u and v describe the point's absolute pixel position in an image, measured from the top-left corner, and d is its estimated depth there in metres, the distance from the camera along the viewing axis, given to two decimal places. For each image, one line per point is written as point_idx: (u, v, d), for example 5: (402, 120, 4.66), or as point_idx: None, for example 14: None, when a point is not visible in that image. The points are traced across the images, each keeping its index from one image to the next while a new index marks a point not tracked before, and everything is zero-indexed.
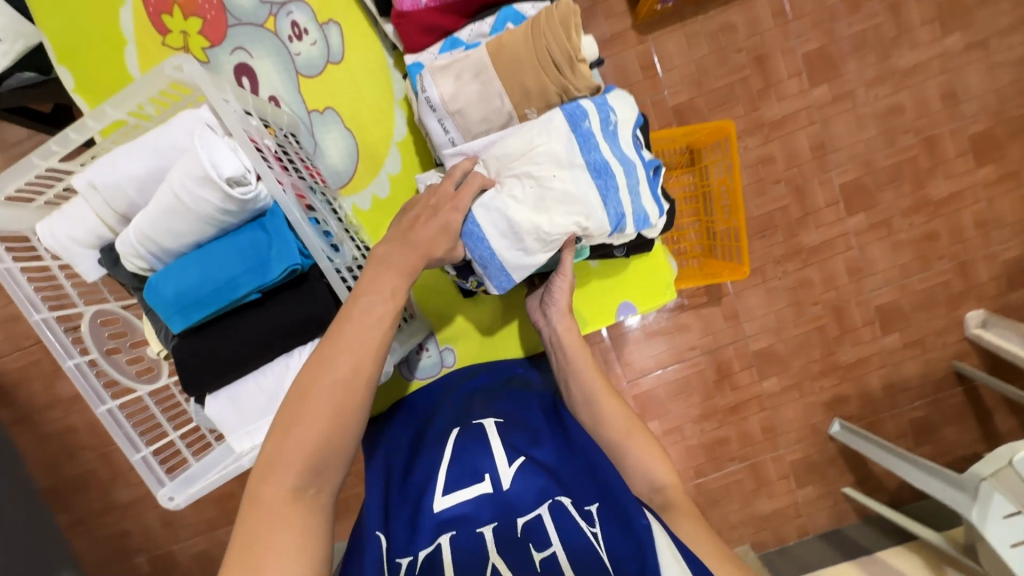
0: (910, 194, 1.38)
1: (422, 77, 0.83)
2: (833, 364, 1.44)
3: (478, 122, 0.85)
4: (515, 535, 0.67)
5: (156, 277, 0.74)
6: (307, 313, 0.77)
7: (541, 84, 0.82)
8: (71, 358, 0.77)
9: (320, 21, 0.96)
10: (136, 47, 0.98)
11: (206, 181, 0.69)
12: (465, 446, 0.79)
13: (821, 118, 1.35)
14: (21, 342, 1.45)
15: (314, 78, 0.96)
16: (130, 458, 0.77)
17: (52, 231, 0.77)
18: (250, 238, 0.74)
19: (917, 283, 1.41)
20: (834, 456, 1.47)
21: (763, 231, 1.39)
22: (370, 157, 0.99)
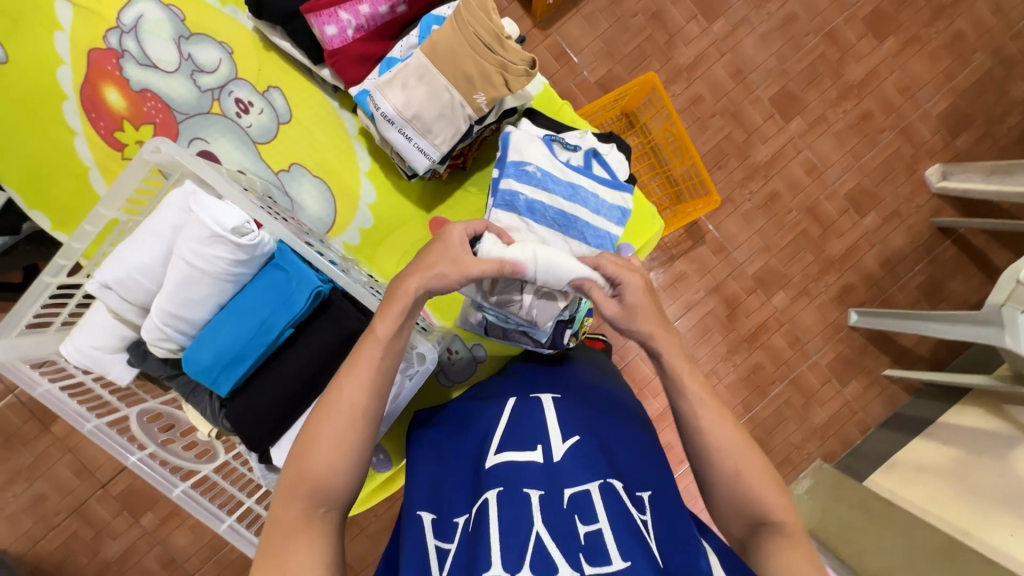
0: (833, 86, 1.47)
1: (372, 95, 0.84)
2: (828, 260, 1.49)
3: (435, 120, 0.84)
4: (560, 509, 0.60)
5: (191, 348, 0.75)
6: (347, 330, 0.79)
7: (481, 68, 0.82)
8: (133, 455, 0.76)
9: (261, 90, 0.99)
10: (98, 170, 1.00)
11: (214, 239, 0.73)
12: (520, 419, 0.73)
13: (730, 47, 1.44)
14: (53, 520, 1.42)
15: (272, 142, 1.00)
16: (218, 529, 0.78)
17: (75, 345, 0.78)
18: (270, 279, 0.77)
19: (872, 160, 1.49)
20: (863, 344, 1.51)
21: (719, 162, 1.46)
22: (346, 195, 1.01)
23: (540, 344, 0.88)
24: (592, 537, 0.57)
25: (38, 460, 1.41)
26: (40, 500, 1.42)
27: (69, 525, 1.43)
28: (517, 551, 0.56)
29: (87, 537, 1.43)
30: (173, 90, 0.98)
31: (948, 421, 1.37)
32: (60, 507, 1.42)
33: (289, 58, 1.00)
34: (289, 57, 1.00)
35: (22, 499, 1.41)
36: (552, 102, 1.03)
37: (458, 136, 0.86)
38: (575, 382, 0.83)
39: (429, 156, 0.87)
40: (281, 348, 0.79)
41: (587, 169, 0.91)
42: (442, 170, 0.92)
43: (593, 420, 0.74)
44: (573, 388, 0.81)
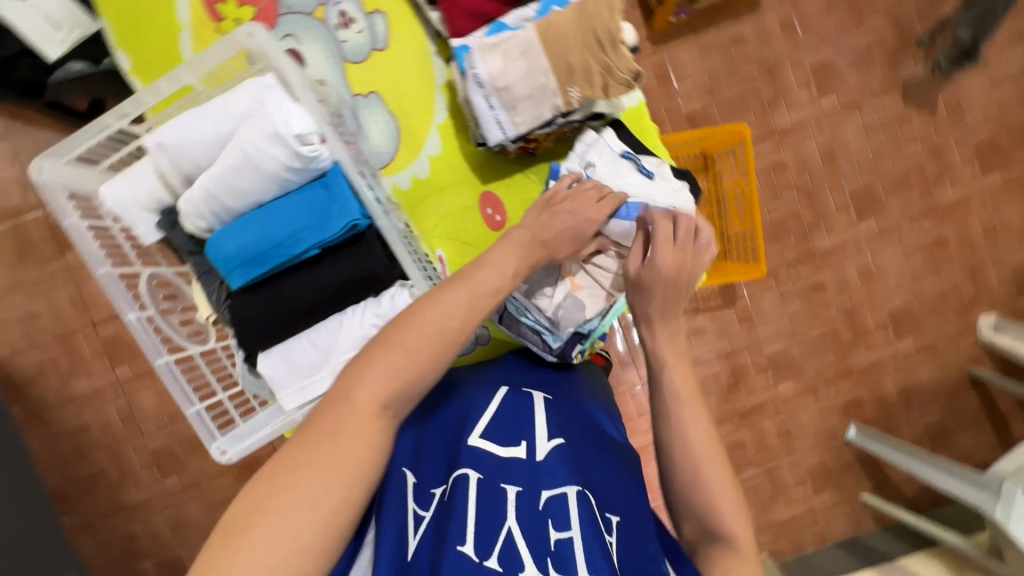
0: (920, 200, 1.42)
1: (472, 52, 0.83)
2: (848, 367, 1.45)
3: (523, 99, 0.84)
4: (534, 509, 0.60)
5: (219, 234, 0.76)
6: (369, 271, 0.80)
7: (586, 64, 0.81)
8: (133, 312, 0.79)
9: (366, 11, 0.99)
10: (190, 33, 1.01)
11: (278, 139, 0.74)
12: (507, 414, 0.72)
13: (830, 126, 1.39)
14: (38, 340, 1.48)
15: (359, 63, 1.00)
16: (186, 410, 0.81)
17: (112, 192, 0.80)
18: (312, 196, 0.78)
19: (929, 287, 1.44)
20: (850, 461, 1.47)
21: (776, 235, 1.42)
22: (410, 138, 1.00)
23: (548, 350, 0.87)
24: (562, 544, 0.57)
25: (43, 279, 1.46)
26: (32, 318, 1.48)
27: (51, 348, 1.49)
28: (489, 538, 0.57)
29: (63, 365, 1.49)
30: None
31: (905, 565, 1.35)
32: (49, 330, 1.48)
33: None
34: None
35: (17, 310, 1.47)
36: (641, 118, 0.99)
37: (539, 122, 0.85)
38: (569, 391, 0.83)
39: (505, 131, 0.85)
40: (302, 265, 0.80)
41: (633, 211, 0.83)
42: (510, 148, 0.91)
43: (583, 429, 0.73)
44: (566, 396, 0.81)
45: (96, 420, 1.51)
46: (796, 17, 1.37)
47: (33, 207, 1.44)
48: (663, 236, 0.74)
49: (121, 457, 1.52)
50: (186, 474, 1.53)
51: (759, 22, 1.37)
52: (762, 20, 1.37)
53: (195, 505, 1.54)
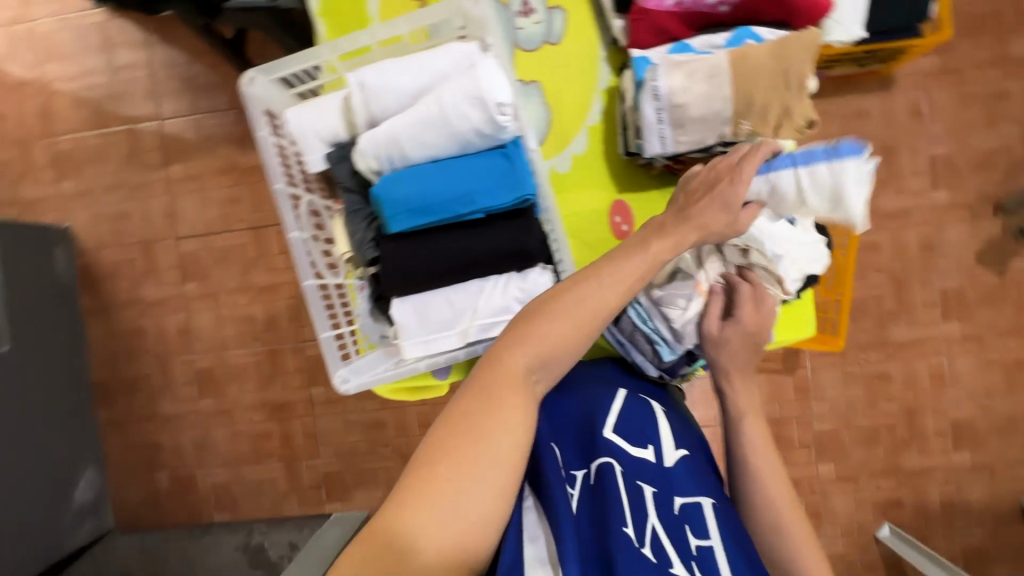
0: (1012, 316, 1.37)
1: (656, 66, 0.89)
2: (896, 466, 1.41)
3: (695, 119, 0.89)
4: (671, 512, 0.66)
5: (393, 179, 0.80)
6: (523, 245, 0.81)
7: (768, 101, 0.87)
8: (297, 230, 0.86)
9: (548, 5, 1.03)
10: None
11: (478, 102, 0.78)
12: (635, 414, 0.77)
13: (936, 220, 1.37)
14: (122, 240, 1.56)
15: (530, 52, 1.03)
16: (321, 333, 0.87)
17: (301, 118, 0.85)
18: (491, 161, 0.80)
19: (1001, 407, 1.38)
20: (875, 561, 1.42)
21: (854, 313, 1.39)
22: (559, 133, 1.03)
23: (657, 363, 0.89)
24: (703, 548, 0.62)
25: (143, 185, 1.55)
26: (122, 218, 1.55)
27: (132, 250, 1.56)
28: (643, 528, 0.61)
29: (139, 268, 1.57)
30: None
31: None
32: (134, 234, 1.56)
33: None
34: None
35: (111, 208, 1.56)
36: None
37: (699, 146, 0.91)
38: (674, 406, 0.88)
39: (664, 146, 0.92)
40: (460, 226, 0.82)
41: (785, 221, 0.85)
42: (658, 162, 0.97)
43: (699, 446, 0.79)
44: (672, 409, 0.85)
45: (153, 327, 1.57)
46: (924, 104, 1.36)
47: (151, 117, 1.53)
48: (743, 300, 0.84)
49: (167, 367, 1.58)
50: (220, 398, 1.58)
51: (887, 101, 1.36)
52: (891, 100, 1.36)
53: (223, 432, 1.58)
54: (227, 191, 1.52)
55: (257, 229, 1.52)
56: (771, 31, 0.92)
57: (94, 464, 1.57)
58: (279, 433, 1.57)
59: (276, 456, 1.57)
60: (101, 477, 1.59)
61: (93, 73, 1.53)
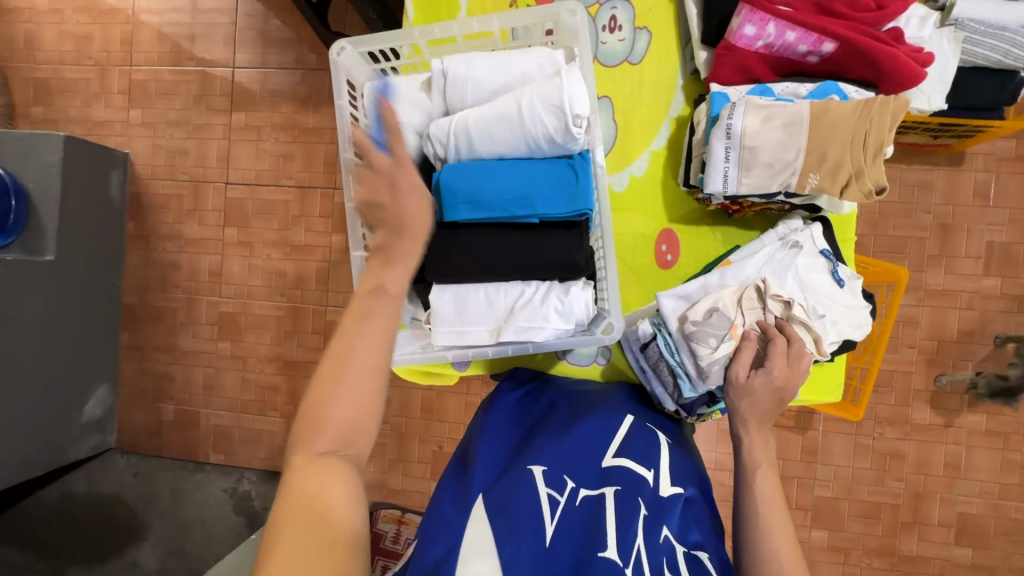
0: None
1: (735, 105, 0.83)
2: (891, 548, 1.37)
3: (762, 164, 0.82)
4: (656, 540, 0.56)
5: (451, 172, 0.78)
6: (570, 257, 0.79)
7: (840, 159, 0.80)
8: (361, 249, 0.86)
9: (636, 25, 0.99)
10: None
11: (556, 111, 0.75)
12: (641, 441, 0.70)
13: (981, 306, 1.32)
14: (177, 174, 1.61)
15: (608, 67, 0.99)
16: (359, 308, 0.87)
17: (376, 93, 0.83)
18: (553, 172, 0.77)
19: (1015, 511, 1.33)
20: None
21: (879, 385, 1.36)
22: (622, 151, 0.99)
23: None
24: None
25: (205, 125, 1.59)
26: (179, 154, 1.61)
27: (183, 187, 1.61)
28: (627, 545, 0.54)
29: (186, 205, 1.61)
30: None
31: None
32: (186, 170, 1.60)
33: (680, 19, 0.97)
34: (681, 19, 0.97)
35: (169, 144, 1.61)
36: (846, 228, 0.95)
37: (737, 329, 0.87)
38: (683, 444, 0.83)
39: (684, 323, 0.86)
40: (512, 227, 0.80)
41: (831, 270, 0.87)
42: (715, 201, 0.90)
43: None
44: (681, 446, 0.79)
45: (187, 262, 1.62)
46: (993, 187, 1.31)
47: (225, 63, 1.57)
48: (777, 352, 0.78)
49: (193, 305, 1.62)
50: (238, 342, 1.61)
51: (954, 177, 1.32)
52: (958, 177, 1.32)
53: (233, 376, 1.61)
54: (282, 146, 1.56)
55: (304, 189, 1.56)
56: (856, 90, 0.86)
57: (109, 381, 1.62)
58: (282, 390, 1.60)
59: (279, 412, 1.60)
60: (113, 396, 1.64)
61: (178, 12, 1.58)
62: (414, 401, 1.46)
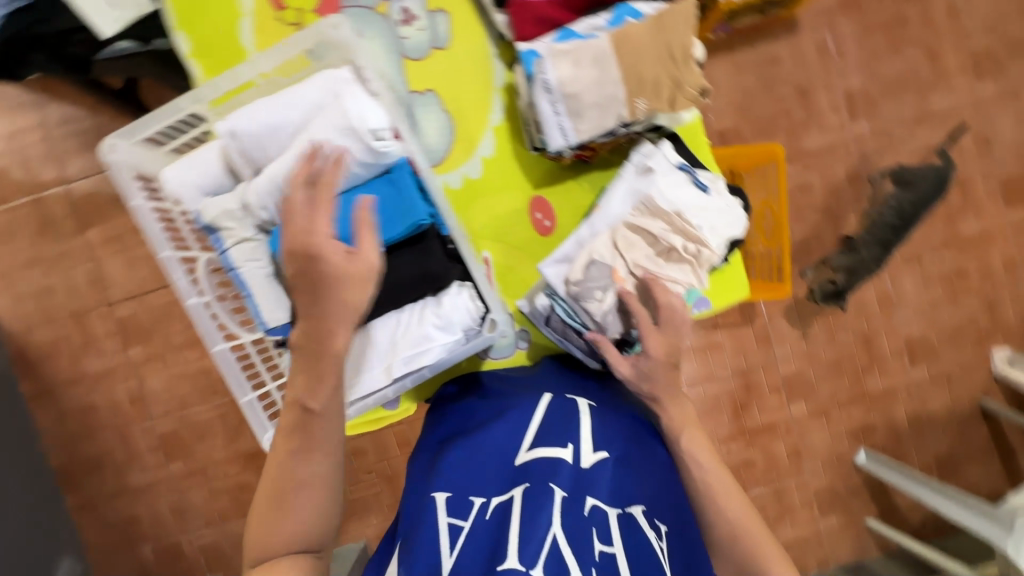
0: (942, 231, 1.43)
1: (541, 58, 0.83)
2: (862, 392, 1.46)
3: (591, 106, 0.84)
4: (579, 515, 0.57)
5: (284, 230, 0.80)
6: (426, 268, 0.82)
7: (656, 77, 0.83)
8: (219, 342, 0.81)
9: (429, 10, 1.00)
10: (251, 21, 0.98)
11: (351, 132, 0.78)
12: (556, 417, 0.70)
13: (859, 151, 1.40)
14: (53, 315, 1.47)
15: (418, 62, 1.00)
16: (239, 399, 0.82)
17: (177, 176, 0.82)
18: (380, 193, 0.81)
19: (948, 317, 1.45)
20: (857, 486, 1.48)
21: (800, 255, 1.42)
22: (465, 139, 1.00)
23: None
24: (606, 556, 0.55)
25: (61, 256, 1.45)
26: (47, 294, 1.47)
27: (66, 326, 1.48)
28: (534, 544, 0.54)
29: (77, 343, 1.48)
30: None
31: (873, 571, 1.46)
32: (62, 307, 1.47)
33: None
34: None
35: (32, 288, 1.46)
36: (697, 135, 0.96)
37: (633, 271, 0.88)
38: (607, 396, 0.83)
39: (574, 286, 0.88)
40: None
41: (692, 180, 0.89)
42: (567, 155, 0.91)
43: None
44: (603, 397, 0.80)
45: (105, 400, 1.50)
46: (831, 40, 1.38)
47: (56, 183, 1.43)
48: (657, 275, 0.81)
49: (128, 440, 1.51)
50: (192, 458, 1.51)
51: (795, 44, 1.38)
52: (798, 42, 1.38)
53: (199, 492, 1.52)
54: None
55: None
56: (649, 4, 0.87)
57: (72, 551, 1.49)
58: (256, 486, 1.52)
59: None
60: (82, 564, 1.52)
61: None
62: (389, 442, 1.42)
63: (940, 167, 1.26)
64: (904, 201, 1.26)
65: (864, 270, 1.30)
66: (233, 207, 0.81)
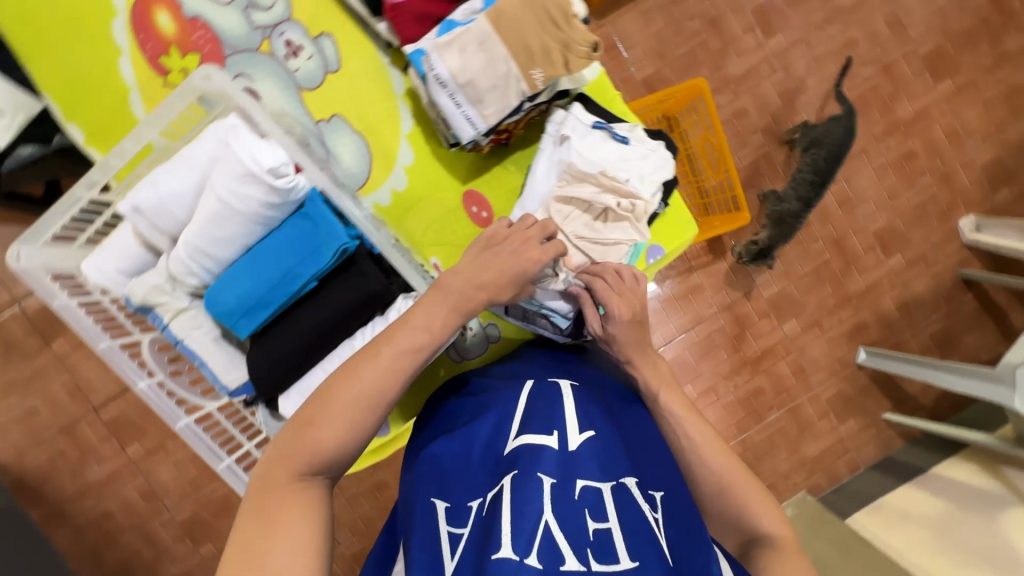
0: (881, 120, 1.44)
1: (428, 55, 0.85)
2: (846, 295, 1.48)
3: (488, 90, 0.85)
4: (571, 498, 0.56)
5: (215, 288, 0.81)
6: (364, 288, 0.84)
7: (543, 42, 0.83)
8: (182, 419, 0.82)
9: (313, 35, 1.01)
10: (139, 92, 1.04)
11: (250, 177, 0.77)
12: (538, 403, 0.67)
13: (782, 65, 1.41)
14: (41, 436, 1.44)
15: (315, 90, 1.01)
16: (217, 467, 0.82)
17: (98, 265, 0.82)
18: (298, 228, 0.82)
19: (907, 201, 1.47)
20: (866, 384, 1.50)
21: (753, 180, 1.43)
22: (383, 154, 1.01)
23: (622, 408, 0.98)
24: (601, 534, 0.53)
25: (34, 375, 1.43)
26: (29, 416, 1.44)
27: (57, 443, 1.45)
28: (526, 535, 0.52)
29: (73, 457, 1.45)
30: (226, 22, 1.00)
31: (903, 461, 1.47)
32: (48, 425, 1.44)
33: (348, 9, 1.01)
34: (348, 7, 1.01)
35: (13, 414, 1.43)
36: (606, 90, 1.01)
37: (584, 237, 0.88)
38: (586, 373, 0.82)
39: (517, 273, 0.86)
40: (302, 298, 0.85)
41: (611, 135, 0.93)
42: (484, 142, 0.93)
43: None
44: (585, 378, 0.79)
45: (117, 505, 1.47)
46: None
47: (8, 304, 1.40)
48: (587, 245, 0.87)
49: (151, 537, 1.48)
50: (219, 537, 1.50)
51: None
52: None
53: None
54: None
55: None
56: None
57: None
58: None
59: None
60: None
61: None
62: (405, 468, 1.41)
63: (842, 121, 1.31)
64: (822, 155, 1.31)
65: (789, 227, 1.32)
66: (161, 281, 0.82)
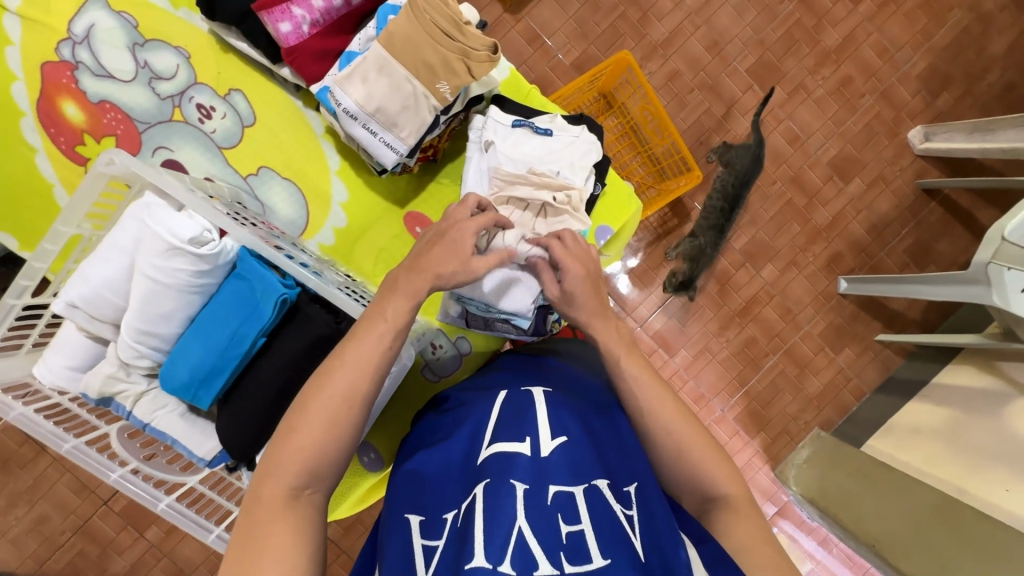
0: (811, 53, 1.46)
1: (334, 91, 0.91)
2: (815, 229, 1.49)
3: (399, 112, 0.91)
4: (544, 503, 0.57)
5: (167, 366, 0.82)
6: (314, 333, 0.85)
7: (439, 54, 0.89)
8: (161, 501, 0.81)
9: (222, 94, 1.08)
10: (62, 186, 1.08)
11: (174, 251, 0.80)
12: (508, 414, 0.69)
13: (703, 20, 1.43)
14: (58, 540, 1.43)
15: (235, 147, 1.09)
16: (206, 539, 0.81)
17: (48, 367, 0.83)
18: (234, 289, 0.83)
19: (853, 126, 1.48)
20: (854, 311, 1.51)
21: (700, 137, 1.45)
22: (316, 195, 1.09)
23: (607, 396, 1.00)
24: (574, 536, 0.54)
25: (37, 482, 1.41)
26: (41, 523, 1.42)
27: (75, 544, 1.44)
28: (499, 542, 0.52)
29: (93, 554, 1.44)
30: (133, 100, 1.07)
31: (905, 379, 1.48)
32: (62, 528, 1.43)
33: (251, 64, 1.08)
34: (250, 62, 1.08)
35: (26, 525, 1.42)
36: (520, 85, 1.10)
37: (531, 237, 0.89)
38: (556, 373, 0.82)
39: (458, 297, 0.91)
40: (255, 356, 0.85)
41: (534, 132, 0.98)
42: (412, 162, 0.99)
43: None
44: (559, 382, 0.79)
45: None
46: None
47: None
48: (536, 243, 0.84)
49: None
50: None
51: None
52: None
53: None
54: None
55: None
56: None
57: None
58: None
59: None
60: None
61: None
62: None
63: (751, 148, 1.35)
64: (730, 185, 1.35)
65: (704, 256, 1.36)
66: (114, 370, 0.83)
